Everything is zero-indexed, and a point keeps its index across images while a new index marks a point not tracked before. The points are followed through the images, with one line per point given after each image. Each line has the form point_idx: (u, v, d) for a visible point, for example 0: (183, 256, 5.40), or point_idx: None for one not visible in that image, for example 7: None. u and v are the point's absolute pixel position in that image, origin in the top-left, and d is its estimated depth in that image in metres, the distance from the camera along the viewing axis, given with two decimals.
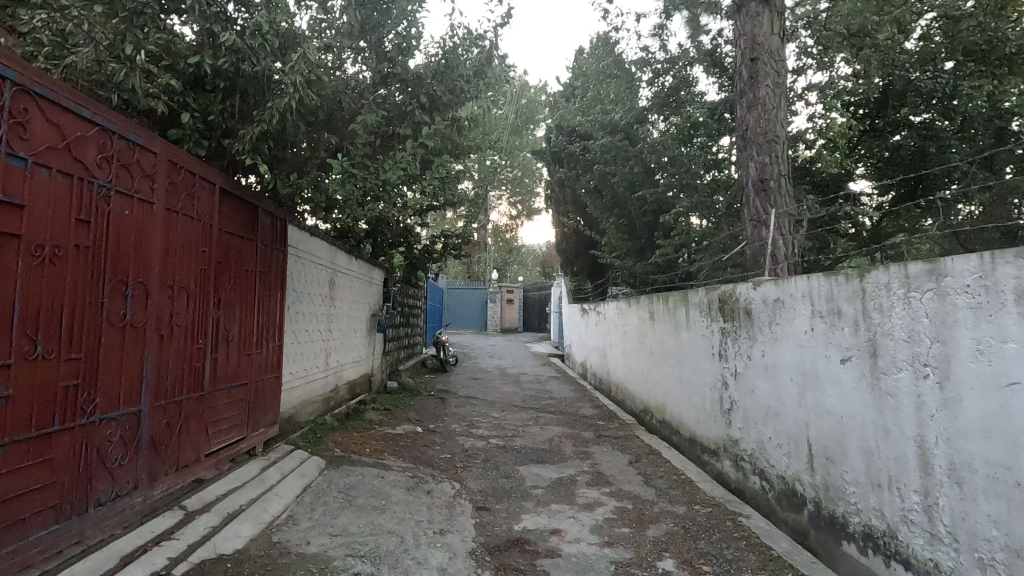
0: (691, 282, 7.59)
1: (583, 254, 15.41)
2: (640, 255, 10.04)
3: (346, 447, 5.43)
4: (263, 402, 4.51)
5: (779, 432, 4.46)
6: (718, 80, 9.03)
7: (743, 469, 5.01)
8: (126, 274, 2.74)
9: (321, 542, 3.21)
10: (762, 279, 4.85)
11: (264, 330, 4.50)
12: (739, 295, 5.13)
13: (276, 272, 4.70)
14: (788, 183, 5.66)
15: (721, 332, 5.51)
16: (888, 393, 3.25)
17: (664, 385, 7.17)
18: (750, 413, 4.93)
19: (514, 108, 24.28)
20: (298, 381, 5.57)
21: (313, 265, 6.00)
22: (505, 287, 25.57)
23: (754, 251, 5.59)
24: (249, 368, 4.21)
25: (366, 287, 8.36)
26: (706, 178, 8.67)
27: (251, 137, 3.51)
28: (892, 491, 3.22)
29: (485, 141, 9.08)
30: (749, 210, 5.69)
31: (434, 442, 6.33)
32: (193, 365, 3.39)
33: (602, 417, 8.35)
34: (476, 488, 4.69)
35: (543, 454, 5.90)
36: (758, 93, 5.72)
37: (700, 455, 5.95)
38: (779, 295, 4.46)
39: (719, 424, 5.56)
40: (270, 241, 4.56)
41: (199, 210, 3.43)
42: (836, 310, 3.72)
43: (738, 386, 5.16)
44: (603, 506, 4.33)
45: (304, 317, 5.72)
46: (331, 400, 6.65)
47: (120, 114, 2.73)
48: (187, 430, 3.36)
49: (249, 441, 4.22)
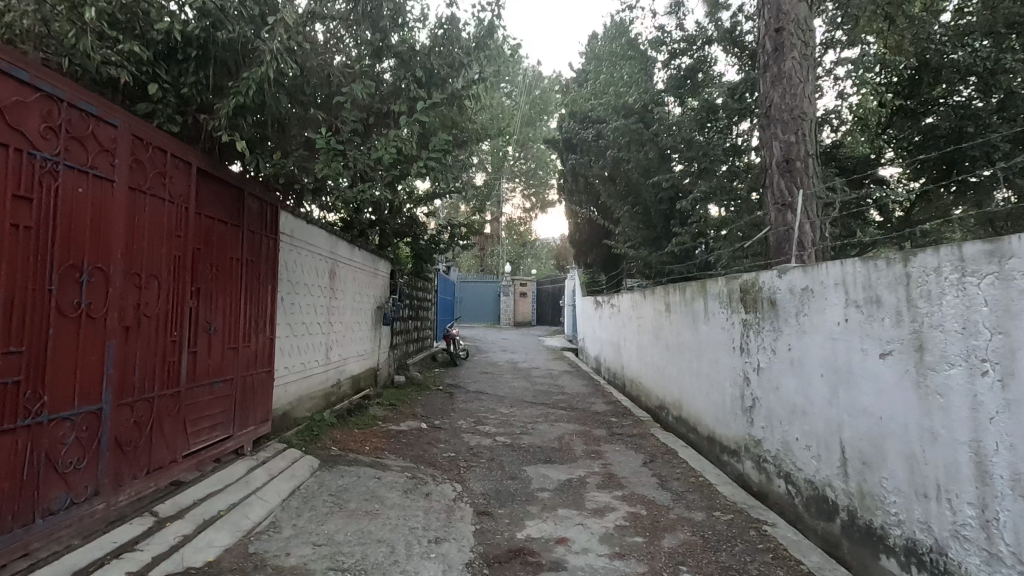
0: (708, 272, 7.21)
1: (596, 245, 15.02)
2: (657, 246, 9.54)
3: (344, 445, 5.18)
4: (253, 398, 4.26)
5: (808, 433, 4.09)
6: (737, 60, 8.57)
7: (766, 471, 4.66)
8: (80, 259, 2.48)
9: (303, 554, 2.94)
10: (787, 266, 4.46)
11: (254, 322, 4.25)
12: (762, 284, 4.75)
13: (266, 260, 4.44)
14: (816, 164, 5.25)
15: (743, 325, 5.14)
16: (938, 391, 2.88)
17: (681, 381, 6.81)
18: (775, 412, 4.57)
19: (528, 99, 23.83)
20: (295, 375, 5.34)
21: (312, 255, 5.74)
22: (518, 280, 25.31)
23: (779, 236, 5.21)
24: (235, 363, 3.98)
25: (372, 279, 8.10)
26: (726, 165, 8.17)
27: (227, 110, 3.21)
28: (941, 503, 2.87)
29: (494, 127, 8.77)
30: (773, 193, 5.27)
31: (438, 439, 6.05)
32: (167, 360, 3.15)
33: (615, 413, 8.01)
34: (479, 490, 4.39)
35: (552, 453, 5.57)
36: (783, 66, 5.29)
37: (718, 455, 5.60)
38: (807, 284, 4.08)
39: (740, 423, 5.20)
40: (258, 228, 4.29)
41: (173, 191, 3.17)
42: (875, 299, 3.33)
43: (761, 382, 4.79)
44: (615, 512, 4.01)
45: (301, 310, 5.47)
46: (332, 395, 6.41)
47: (70, 81, 2.47)
48: (162, 430, 3.13)
49: (236, 440, 3.99)
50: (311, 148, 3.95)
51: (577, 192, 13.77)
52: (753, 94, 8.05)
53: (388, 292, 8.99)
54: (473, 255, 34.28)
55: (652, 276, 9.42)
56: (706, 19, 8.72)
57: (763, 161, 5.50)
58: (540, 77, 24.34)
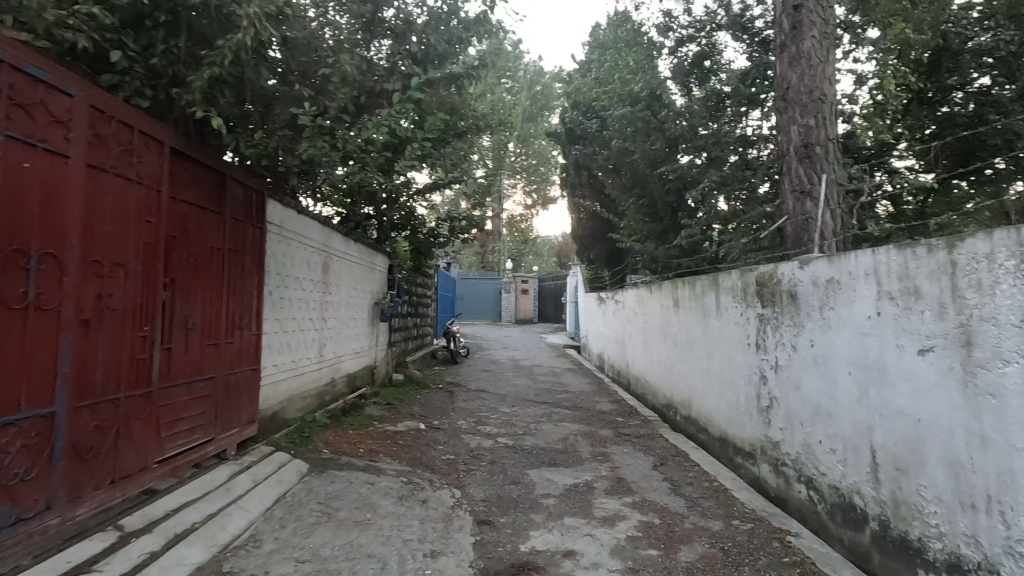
0: (718, 266, 6.93)
1: (599, 240, 14.72)
2: (664, 239, 9.10)
3: (336, 448, 4.90)
4: (237, 399, 3.97)
5: (833, 435, 3.81)
6: (747, 46, 8.18)
7: (785, 475, 4.39)
8: (26, 243, 2.20)
9: (283, 572, 2.66)
10: (809, 256, 4.16)
11: (237, 317, 3.96)
12: (781, 277, 4.46)
13: (252, 251, 4.16)
14: (837, 149, 4.95)
15: (759, 320, 4.85)
16: (988, 391, 2.59)
17: (690, 378, 6.53)
18: (795, 412, 4.28)
19: (529, 93, 23.48)
20: (285, 374, 5.07)
21: (304, 247, 5.45)
22: (520, 277, 25.04)
23: (798, 226, 4.92)
24: (217, 361, 3.70)
25: (369, 274, 7.82)
26: (737, 156, 7.81)
27: (203, 83, 2.92)
28: (993, 515, 2.59)
29: (495, 116, 8.46)
30: (790, 180, 4.99)
31: (437, 441, 5.76)
32: (136, 357, 2.86)
33: (621, 412, 7.71)
34: (479, 497, 4.11)
35: (556, 455, 5.29)
36: (802, 45, 4.98)
37: (732, 457, 5.32)
38: (832, 275, 3.78)
39: (756, 423, 4.92)
40: (243, 215, 4.01)
41: (142, 171, 2.88)
42: (913, 290, 3.04)
43: (780, 381, 4.51)
44: (625, 521, 3.72)
45: (291, 304, 5.18)
46: (326, 394, 6.13)
47: (15, 41, 2.19)
48: (131, 435, 2.85)
49: (218, 444, 3.70)
50: (298, 128, 3.67)
51: (580, 185, 13.45)
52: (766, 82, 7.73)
53: (385, 287, 8.70)
54: (474, 252, 33.99)
55: (658, 270, 9.12)
56: (714, 4, 8.40)
57: (779, 147, 5.21)
58: (541, 71, 24.00)
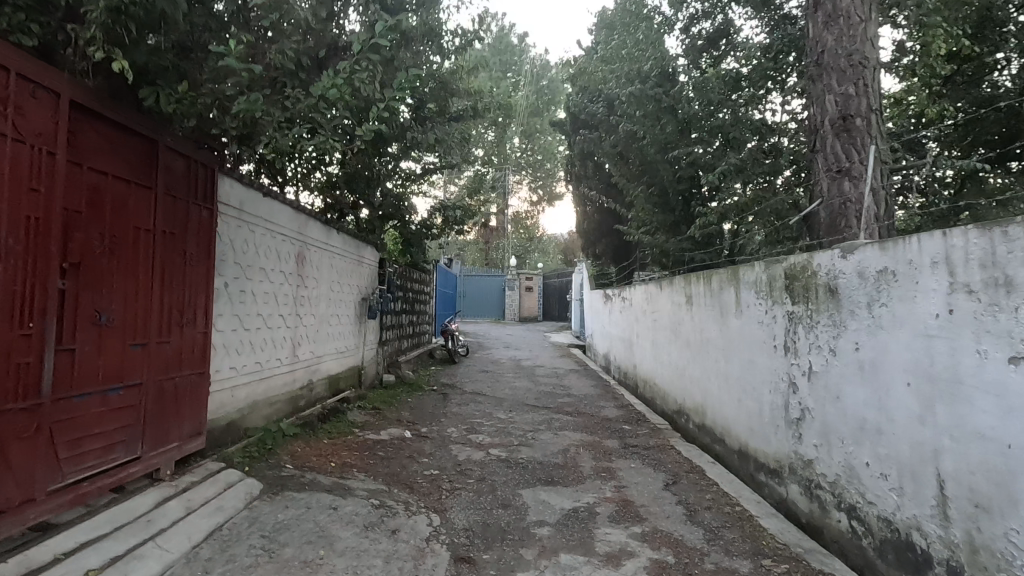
0: (735, 259, 6.28)
1: (606, 235, 14.05)
2: (675, 231, 8.51)
3: (302, 462, 4.31)
4: (176, 409, 3.38)
5: (885, 457, 3.17)
6: (766, 23, 7.49)
7: (822, 500, 3.77)
8: None
9: None
10: (853, 243, 3.51)
11: (176, 312, 3.37)
12: (816, 268, 3.80)
13: (197, 236, 3.57)
14: (880, 122, 4.30)
15: (788, 318, 4.20)
16: None
17: (704, 383, 5.89)
18: (836, 428, 3.64)
19: (534, 89, 22.96)
20: (248, 378, 4.48)
21: (271, 235, 4.85)
22: (525, 274, 24.41)
23: (834, 211, 4.28)
24: (148, 364, 3.11)
25: (356, 267, 7.22)
26: (754, 142, 7.02)
27: (103, 16, 2.31)
28: None
29: (493, 98, 7.85)
30: (825, 157, 4.34)
31: (422, 452, 5.15)
32: (13, 361, 2.26)
33: (628, 419, 7.08)
34: (462, 525, 3.50)
35: (554, 472, 4.65)
36: (840, 1, 4.33)
37: (754, 474, 4.69)
38: (884, 264, 3.14)
39: (783, 437, 4.28)
40: (184, 193, 3.42)
41: (25, 126, 2.30)
42: (1002, 280, 2.39)
43: (815, 390, 3.87)
44: (633, 559, 3.09)
45: (256, 299, 4.59)
46: (301, 399, 5.55)
47: None
48: (6, 459, 2.26)
49: (147, 463, 3.12)
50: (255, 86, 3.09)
51: (586, 177, 12.79)
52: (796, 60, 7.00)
53: (375, 282, 8.08)
54: (479, 250, 33.37)
55: (669, 265, 8.44)
56: None
57: (812, 120, 4.56)
58: (548, 65, 23.39)
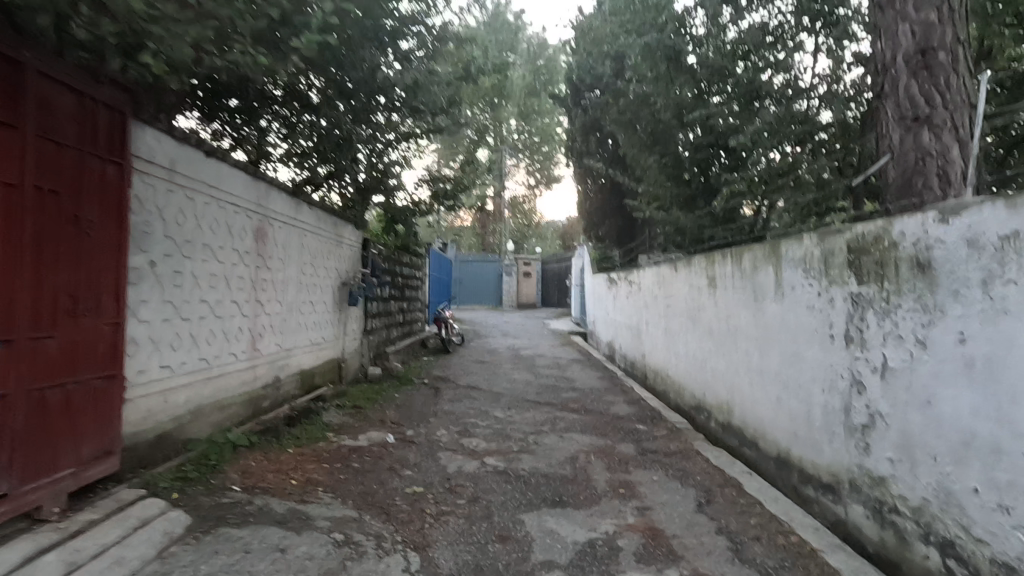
0: (765, 233, 5.46)
1: (611, 214, 13.14)
2: (690, 206, 7.65)
3: (254, 482, 3.50)
4: (69, 426, 2.57)
5: (1006, 485, 2.39)
6: None
7: (899, 529, 2.99)
8: None
9: None
10: (955, 205, 2.69)
11: (66, 299, 2.54)
12: (896, 239, 2.99)
13: (102, 199, 2.73)
14: (966, 57, 3.48)
15: (852, 301, 3.39)
16: None
17: (731, 378, 5.10)
18: (923, 441, 2.84)
19: (531, 67, 21.84)
20: (188, 378, 3.65)
21: (219, 203, 3.99)
22: (522, 260, 23.51)
23: (907, 169, 3.44)
24: (16, 368, 2.30)
25: (334, 248, 6.38)
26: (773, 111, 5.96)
27: None
28: None
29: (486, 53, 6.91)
30: (898, 101, 3.49)
31: (404, 462, 4.35)
32: None
33: (642, 418, 6.31)
34: (447, 569, 2.70)
35: (563, 488, 3.86)
36: None
37: (800, 488, 3.92)
38: (1014, 228, 2.34)
39: (842, 447, 3.49)
40: (74, 138, 2.57)
41: None
42: None
43: (891, 391, 3.07)
44: None
45: (199, 281, 3.75)
46: (264, 401, 4.73)
47: None
48: None
49: (20, 500, 2.32)
50: None
51: (588, 153, 11.85)
52: (846, 3, 5.91)
53: (357, 265, 7.24)
54: (474, 236, 32.40)
55: (683, 245, 7.61)
56: None
57: (877, 59, 3.72)
58: (545, 42, 22.20)
